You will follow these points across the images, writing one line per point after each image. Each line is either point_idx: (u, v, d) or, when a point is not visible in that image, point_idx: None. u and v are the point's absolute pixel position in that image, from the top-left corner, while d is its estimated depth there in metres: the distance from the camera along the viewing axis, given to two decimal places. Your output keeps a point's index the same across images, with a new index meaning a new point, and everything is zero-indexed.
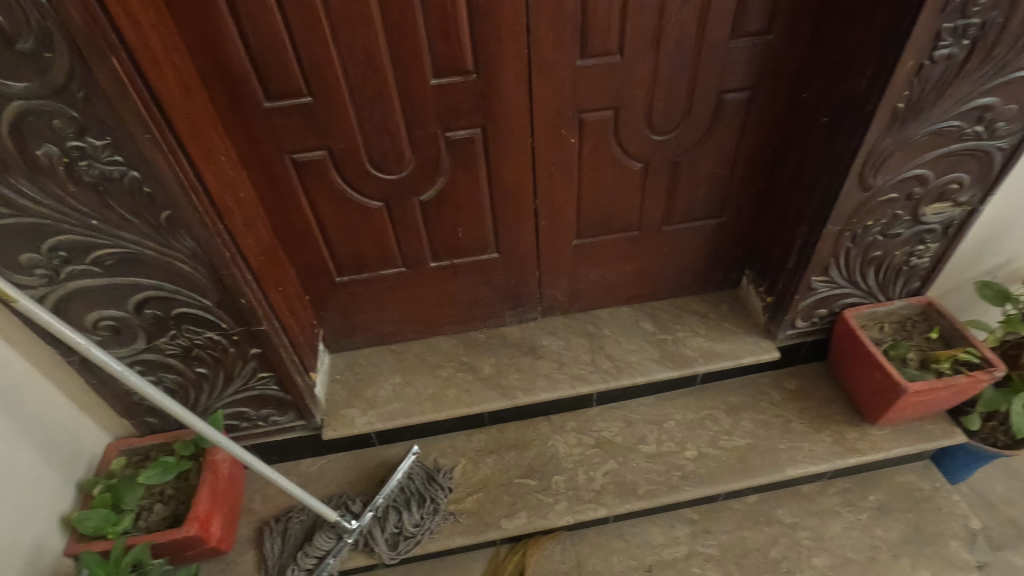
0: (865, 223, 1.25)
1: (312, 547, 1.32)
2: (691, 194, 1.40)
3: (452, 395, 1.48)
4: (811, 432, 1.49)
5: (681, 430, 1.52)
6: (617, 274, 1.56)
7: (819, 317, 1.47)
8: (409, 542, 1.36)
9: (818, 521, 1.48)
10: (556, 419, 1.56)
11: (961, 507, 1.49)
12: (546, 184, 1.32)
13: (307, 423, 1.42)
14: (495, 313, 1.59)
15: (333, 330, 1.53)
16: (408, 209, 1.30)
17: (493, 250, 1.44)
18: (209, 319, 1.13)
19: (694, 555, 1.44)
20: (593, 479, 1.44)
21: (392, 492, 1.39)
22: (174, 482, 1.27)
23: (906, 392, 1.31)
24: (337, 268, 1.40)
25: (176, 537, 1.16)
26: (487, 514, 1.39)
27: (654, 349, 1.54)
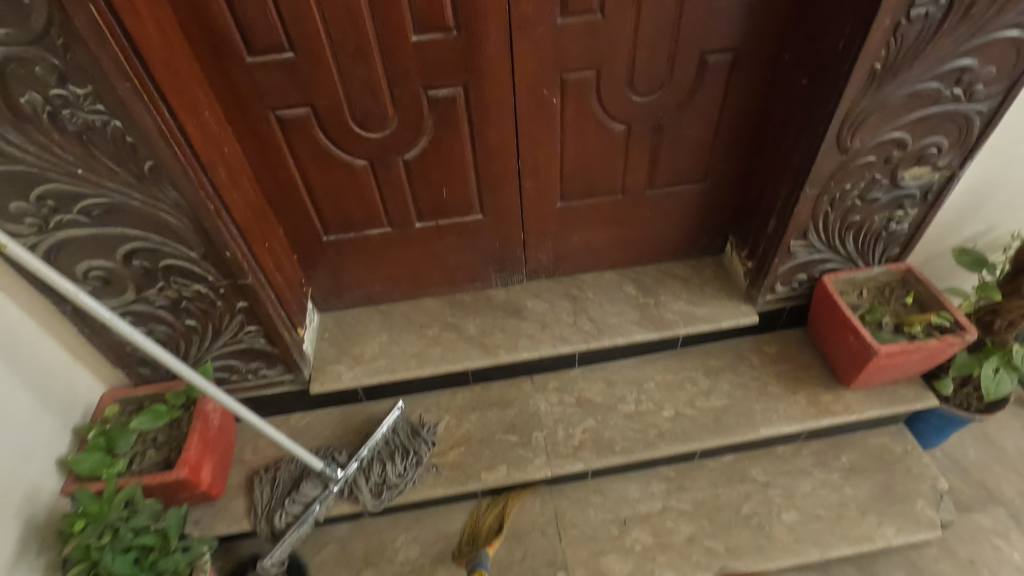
0: (844, 186, 1.26)
1: (299, 494, 1.37)
2: (674, 158, 1.41)
3: (436, 353, 1.52)
4: (787, 394, 1.53)
5: (660, 391, 1.56)
6: (602, 238, 1.58)
7: (798, 282, 1.50)
8: (392, 491, 1.42)
9: (790, 480, 1.53)
10: (538, 379, 1.60)
11: (931, 468, 1.53)
12: (530, 145, 1.33)
13: (295, 378, 1.46)
14: (481, 275, 1.62)
15: (321, 289, 1.56)
16: (392, 168, 1.32)
17: (478, 212, 1.46)
18: (196, 272, 1.16)
19: (668, 510, 1.50)
20: (572, 436, 1.49)
21: (377, 445, 1.44)
22: (166, 430, 1.32)
23: (877, 354, 1.34)
24: (324, 227, 1.42)
25: (167, 480, 1.22)
26: (469, 467, 1.45)
27: (635, 312, 1.57)
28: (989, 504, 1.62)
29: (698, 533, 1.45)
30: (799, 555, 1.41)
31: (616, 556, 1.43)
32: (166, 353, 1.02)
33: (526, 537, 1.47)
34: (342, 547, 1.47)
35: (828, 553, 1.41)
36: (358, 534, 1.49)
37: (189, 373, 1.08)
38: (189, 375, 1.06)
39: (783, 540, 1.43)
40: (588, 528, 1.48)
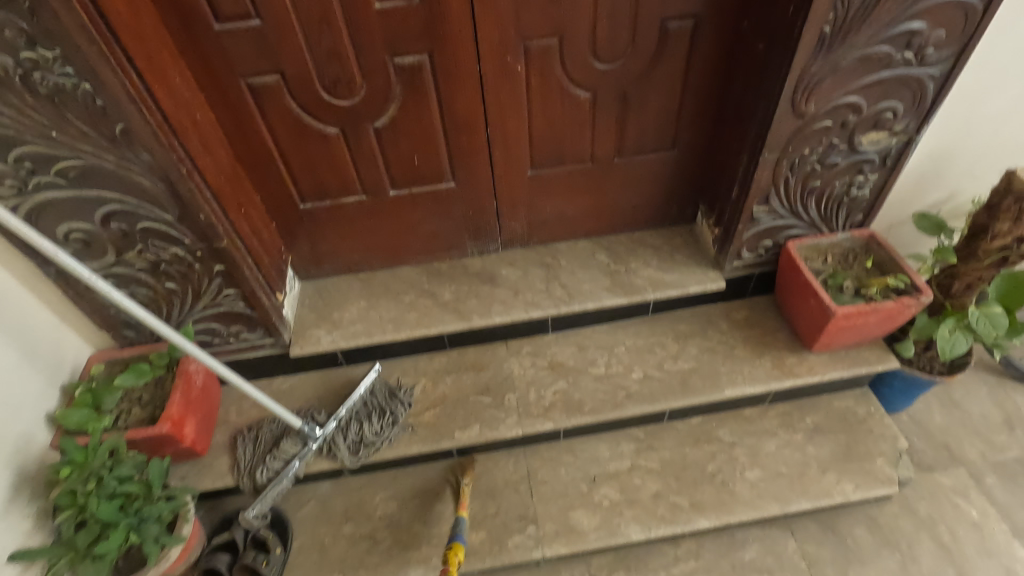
0: (802, 151, 1.30)
1: (278, 451, 1.44)
2: (641, 126, 1.45)
3: (413, 318, 1.57)
4: (753, 357, 1.57)
5: (630, 355, 1.60)
6: (574, 207, 1.62)
7: (764, 249, 1.54)
8: (369, 448, 1.48)
9: (755, 440, 1.58)
10: (513, 344, 1.65)
11: (892, 429, 1.58)
12: (497, 113, 1.37)
13: (275, 342, 1.52)
14: (456, 244, 1.66)
15: (301, 257, 1.61)
16: (363, 136, 1.36)
17: (450, 180, 1.50)
18: (172, 235, 1.21)
19: (636, 468, 1.55)
20: (543, 397, 1.54)
21: (354, 406, 1.51)
22: (151, 389, 1.38)
23: (835, 316, 1.38)
24: (300, 195, 1.46)
25: (151, 434, 1.28)
26: (443, 426, 1.51)
27: (606, 279, 1.61)
28: (951, 464, 1.68)
29: (665, 490, 1.51)
30: (760, 509, 1.47)
31: (584, 511, 1.49)
32: (143, 311, 1.07)
33: (499, 494, 1.53)
34: (323, 504, 1.54)
35: (787, 507, 1.47)
36: (338, 491, 1.56)
37: (168, 333, 1.13)
38: (165, 331, 1.11)
39: (746, 496, 1.49)
40: (559, 485, 1.54)
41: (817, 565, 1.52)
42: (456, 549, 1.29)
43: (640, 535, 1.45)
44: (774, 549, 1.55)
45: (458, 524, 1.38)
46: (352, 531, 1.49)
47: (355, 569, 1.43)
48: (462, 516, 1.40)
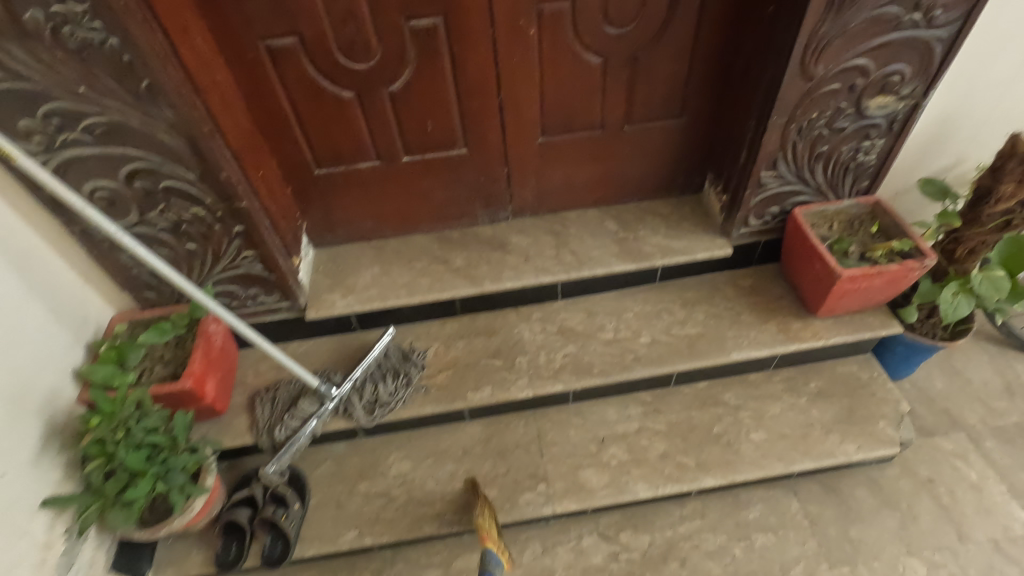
0: (810, 115, 1.32)
1: (297, 410, 1.49)
2: (650, 92, 1.47)
3: (425, 283, 1.60)
4: (758, 322, 1.61)
5: (637, 320, 1.64)
6: (583, 175, 1.65)
7: (771, 215, 1.57)
8: (383, 408, 1.52)
9: (760, 403, 1.62)
10: (523, 310, 1.68)
11: (894, 393, 1.61)
12: (509, 77, 1.39)
13: (291, 306, 1.55)
14: (467, 212, 1.69)
15: (315, 224, 1.64)
16: (378, 100, 1.38)
17: (462, 146, 1.53)
18: (194, 195, 1.24)
19: (644, 430, 1.59)
20: (553, 360, 1.58)
21: (369, 366, 1.55)
22: (172, 348, 1.42)
23: (840, 279, 1.41)
24: (316, 160, 1.49)
25: (174, 389, 1.32)
26: (455, 387, 1.55)
27: (615, 246, 1.64)
28: (951, 429, 1.71)
29: (671, 450, 1.55)
30: (764, 468, 1.51)
31: (593, 470, 1.53)
32: (166, 268, 1.12)
33: (510, 454, 1.57)
34: (339, 463, 1.58)
35: (791, 467, 1.51)
36: (353, 452, 1.60)
37: (190, 289, 1.17)
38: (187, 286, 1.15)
39: (751, 456, 1.53)
40: (568, 446, 1.58)
41: (819, 523, 1.56)
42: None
43: (647, 493, 1.49)
44: (777, 508, 1.59)
45: (489, 558, 1.09)
46: (367, 489, 1.54)
47: (371, 524, 1.48)
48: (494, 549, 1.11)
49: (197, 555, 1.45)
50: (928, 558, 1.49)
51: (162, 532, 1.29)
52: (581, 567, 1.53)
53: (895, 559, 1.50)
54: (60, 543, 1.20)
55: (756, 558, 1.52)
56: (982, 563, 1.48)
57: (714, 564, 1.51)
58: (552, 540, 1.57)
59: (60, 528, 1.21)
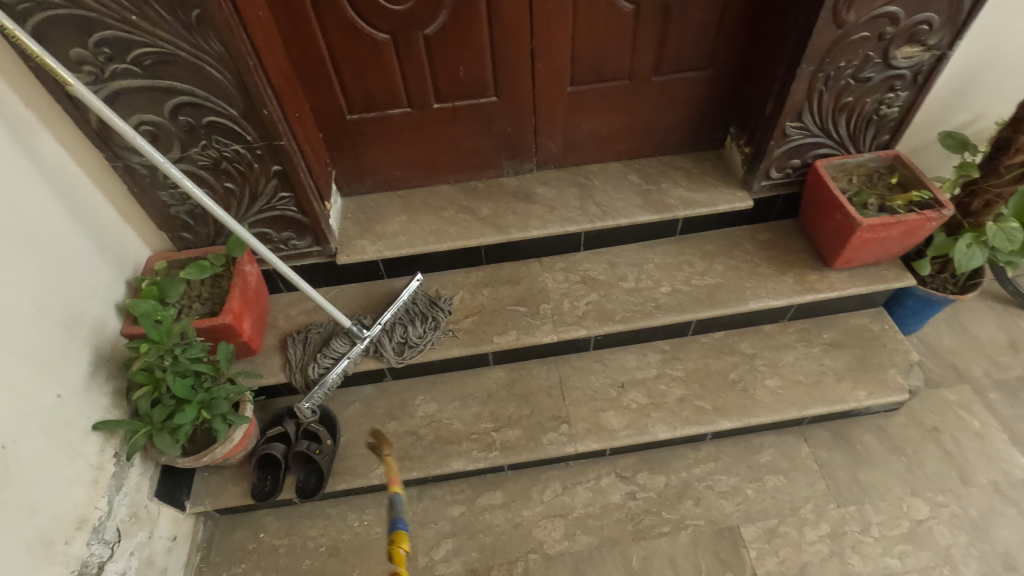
0: (839, 64, 1.34)
1: (329, 349, 1.53)
2: (680, 43, 1.49)
3: (453, 231, 1.64)
4: (776, 274, 1.65)
5: (658, 271, 1.68)
6: (609, 126, 1.67)
7: (792, 168, 1.60)
8: (412, 350, 1.57)
9: (774, 352, 1.67)
10: (546, 261, 1.73)
11: (904, 344, 1.67)
12: (543, 23, 1.41)
13: (322, 251, 1.59)
14: (494, 162, 1.72)
15: (345, 171, 1.67)
16: (413, 44, 1.40)
17: (492, 94, 1.55)
18: (236, 131, 1.27)
19: (662, 375, 1.65)
20: (576, 307, 1.63)
21: (398, 311, 1.59)
22: (209, 287, 1.46)
23: (860, 228, 1.45)
24: (348, 105, 1.51)
25: (215, 323, 1.36)
26: (482, 332, 1.59)
27: (639, 198, 1.67)
28: (956, 382, 1.78)
29: (689, 395, 1.61)
30: (778, 412, 1.57)
31: (614, 413, 1.59)
32: (212, 201, 1.15)
33: (533, 397, 1.63)
34: (367, 405, 1.64)
35: (804, 411, 1.57)
36: (381, 394, 1.66)
37: (233, 224, 1.20)
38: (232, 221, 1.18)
39: (765, 401, 1.59)
40: (589, 392, 1.63)
41: (828, 467, 1.63)
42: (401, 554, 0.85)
43: (666, 434, 1.55)
44: (789, 453, 1.66)
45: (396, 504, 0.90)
46: (395, 429, 1.59)
47: (400, 460, 1.55)
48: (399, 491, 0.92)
49: (234, 488, 1.51)
50: (931, 499, 1.56)
51: (204, 461, 1.34)
52: (600, 504, 1.60)
53: (900, 499, 1.57)
54: (110, 465, 1.25)
55: (767, 498, 1.59)
56: (983, 504, 1.55)
57: (727, 503, 1.58)
58: (572, 479, 1.64)
59: (110, 452, 1.26)
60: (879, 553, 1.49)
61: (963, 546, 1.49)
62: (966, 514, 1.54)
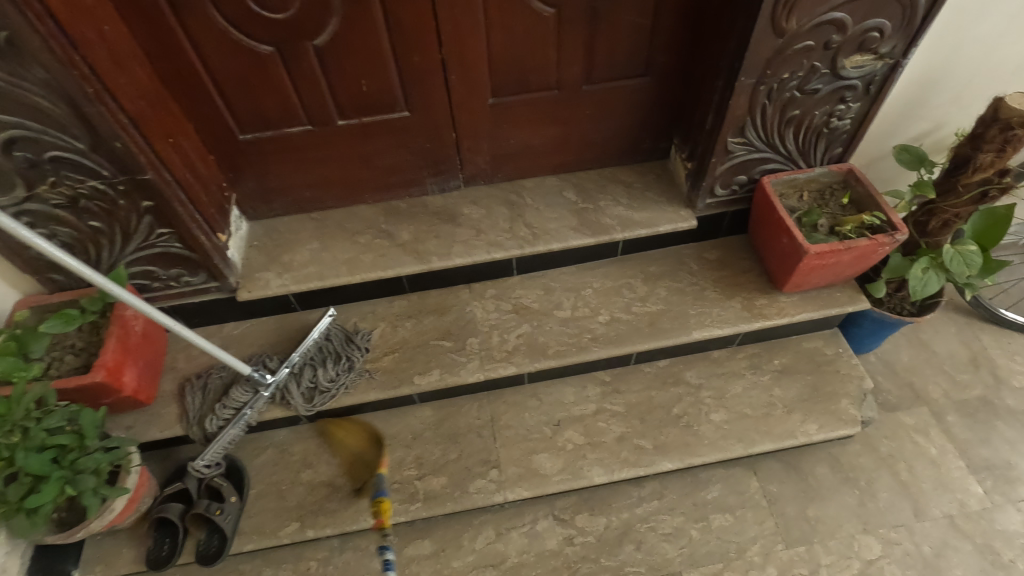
0: (782, 75, 1.20)
1: (228, 399, 1.38)
2: (611, 48, 1.33)
3: (368, 260, 1.48)
4: (722, 298, 1.52)
5: (597, 298, 1.55)
6: (540, 139, 1.51)
7: (738, 185, 1.46)
8: (324, 396, 1.43)
9: (722, 382, 1.56)
10: (476, 287, 1.58)
11: (858, 369, 1.57)
12: (452, 30, 1.23)
13: (221, 286, 1.43)
14: (416, 180, 1.56)
15: (248, 195, 1.50)
16: (302, 55, 1.22)
17: (403, 108, 1.38)
18: (88, 166, 1.10)
19: (601, 412, 1.53)
20: (506, 340, 1.49)
21: (309, 350, 1.44)
22: (85, 336, 1.30)
23: (807, 255, 1.32)
24: (239, 124, 1.34)
25: (84, 382, 1.21)
26: (402, 372, 1.45)
27: (574, 218, 1.53)
28: (914, 404, 1.68)
29: (629, 433, 1.49)
30: (724, 450, 1.46)
31: (548, 455, 1.47)
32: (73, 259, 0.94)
33: (462, 439, 1.50)
34: (281, 451, 1.50)
35: (751, 448, 1.47)
36: (297, 439, 1.52)
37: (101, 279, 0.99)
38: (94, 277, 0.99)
39: (710, 438, 1.48)
40: (524, 430, 1.51)
41: (778, 503, 1.53)
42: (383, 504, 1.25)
43: (603, 478, 1.44)
44: (737, 487, 1.56)
45: (379, 480, 1.32)
46: (311, 479, 1.47)
47: (314, 516, 1.42)
48: (381, 471, 1.35)
49: (129, 553, 1.37)
50: (883, 535, 1.48)
51: (79, 535, 1.21)
52: (535, 552, 1.49)
53: (851, 537, 1.48)
54: None
55: (712, 540, 1.49)
56: (936, 539, 1.47)
57: (670, 547, 1.49)
58: (506, 524, 1.52)
59: None
60: None
61: None
62: (919, 552, 1.46)
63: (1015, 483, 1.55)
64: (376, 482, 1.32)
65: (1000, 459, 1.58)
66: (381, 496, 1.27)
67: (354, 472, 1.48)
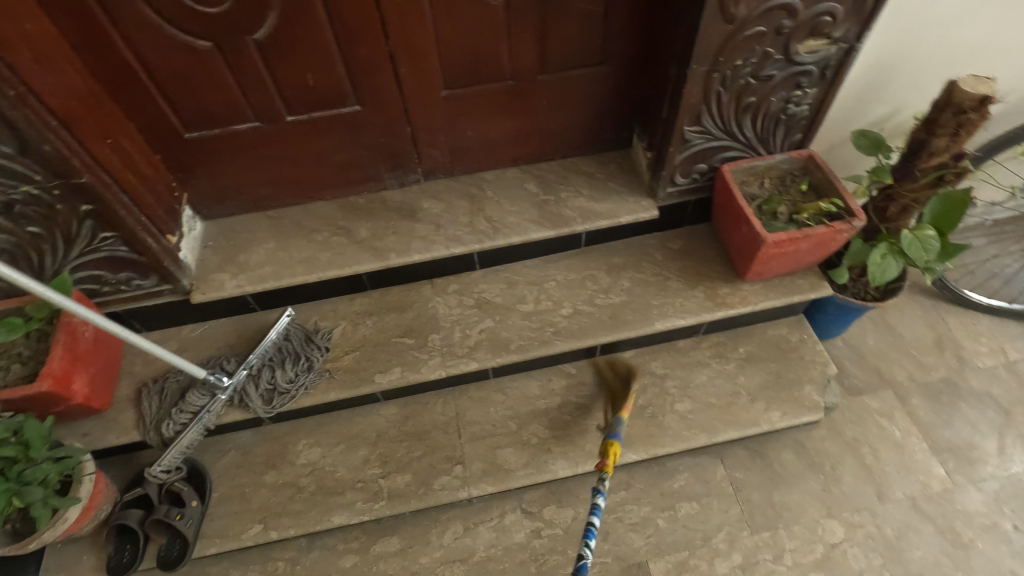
0: (734, 62, 1.18)
1: (185, 403, 1.37)
2: (564, 37, 1.30)
3: (325, 258, 1.45)
4: (685, 288, 1.51)
5: (560, 290, 1.53)
6: (498, 131, 1.48)
7: (699, 173, 1.45)
8: (283, 397, 1.42)
9: (686, 371, 1.56)
10: (439, 282, 1.56)
11: (822, 355, 1.57)
12: (397, 21, 1.20)
13: (174, 288, 1.40)
14: (373, 175, 1.53)
15: (200, 194, 1.46)
16: (242, 49, 1.18)
17: (353, 102, 1.35)
18: (18, 172, 1.07)
19: (567, 405, 1.52)
20: (468, 336, 1.48)
21: (267, 351, 1.42)
22: (32, 344, 1.27)
23: (765, 243, 1.32)
24: (183, 122, 1.30)
25: (30, 392, 1.18)
26: (362, 370, 1.44)
27: (534, 211, 1.51)
28: (879, 388, 1.69)
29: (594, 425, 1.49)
30: (688, 440, 1.47)
31: (512, 450, 1.47)
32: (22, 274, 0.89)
33: (427, 435, 1.49)
34: (244, 453, 1.49)
35: (715, 437, 1.47)
36: (260, 440, 1.50)
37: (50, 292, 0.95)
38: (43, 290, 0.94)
39: (674, 428, 1.48)
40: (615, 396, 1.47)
41: (743, 490, 1.54)
42: (613, 449, 1.23)
43: (567, 471, 1.45)
44: (703, 476, 1.56)
45: (616, 424, 1.30)
46: (274, 480, 1.45)
47: (277, 517, 1.41)
48: (620, 415, 1.32)
49: (90, 560, 1.36)
50: (847, 519, 1.49)
51: (31, 546, 1.19)
52: (502, 546, 1.49)
53: (815, 522, 1.49)
54: None
55: (679, 528, 1.50)
56: (899, 522, 1.49)
57: (637, 536, 1.49)
58: (473, 519, 1.52)
59: None
60: None
61: (877, 570, 1.43)
62: (881, 534, 1.47)
63: (976, 463, 1.56)
64: (613, 425, 1.30)
65: (963, 440, 1.60)
66: (613, 440, 1.25)
67: (348, 459, 1.47)
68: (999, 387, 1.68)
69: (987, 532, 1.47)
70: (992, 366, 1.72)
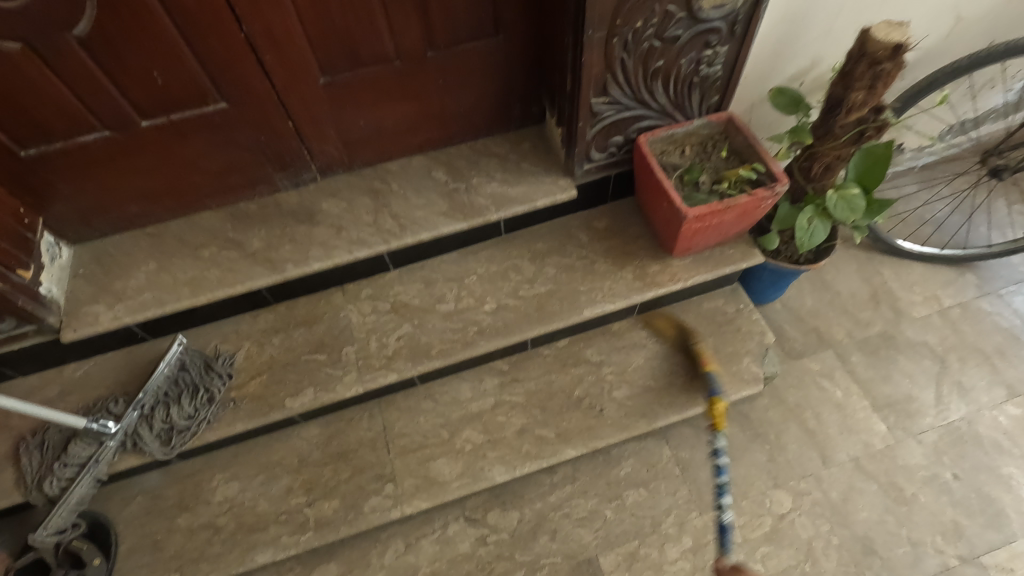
0: (634, 25, 1.07)
1: (69, 456, 1.22)
2: (448, 8, 1.16)
3: (213, 277, 1.30)
4: (614, 270, 1.42)
5: (481, 285, 1.42)
6: (394, 118, 1.34)
7: (615, 147, 1.34)
8: (183, 435, 1.29)
9: (623, 356, 1.49)
10: (350, 289, 1.44)
11: (760, 324, 1.52)
12: (248, 4, 1.03)
13: (40, 328, 1.24)
14: (261, 178, 1.37)
15: (61, 218, 1.28)
16: (63, 49, 1.00)
17: (219, 100, 1.18)
18: None
19: (501, 404, 1.44)
20: (385, 345, 1.36)
21: (160, 386, 1.28)
22: None
23: (685, 219, 1.23)
24: (14, 138, 1.11)
25: None
26: (271, 396, 1.32)
27: (444, 202, 1.38)
28: (820, 348, 1.66)
29: (530, 424, 1.41)
30: (629, 428, 1.40)
31: (445, 460, 1.38)
32: None
33: (353, 455, 1.39)
34: (153, 498, 1.36)
35: (655, 422, 1.41)
36: (170, 481, 1.37)
37: None
38: None
39: (613, 417, 1.41)
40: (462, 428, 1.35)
41: (690, 470, 1.50)
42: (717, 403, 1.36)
43: (504, 476, 1.37)
44: (649, 460, 1.51)
45: (712, 380, 1.42)
46: (187, 524, 1.33)
47: (194, 564, 1.29)
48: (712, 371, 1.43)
49: None
50: (793, 488, 1.47)
51: None
52: (446, 558, 1.41)
53: (762, 494, 1.47)
54: None
55: (627, 518, 1.45)
56: (844, 485, 1.48)
57: (585, 531, 1.44)
58: (414, 534, 1.43)
59: None
60: (740, 560, 1.40)
61: (824, 536, 1.42)
62: (828, 499, 1.46)
63: (916, 415, 1.56)
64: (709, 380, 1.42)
65: (902, 394, 1.59)
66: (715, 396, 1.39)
67: (268, 491, 1.36)
68: (934, 336, 1.67)
69: (928, 484, 1.47)
70: (926, 315, 1.71)
